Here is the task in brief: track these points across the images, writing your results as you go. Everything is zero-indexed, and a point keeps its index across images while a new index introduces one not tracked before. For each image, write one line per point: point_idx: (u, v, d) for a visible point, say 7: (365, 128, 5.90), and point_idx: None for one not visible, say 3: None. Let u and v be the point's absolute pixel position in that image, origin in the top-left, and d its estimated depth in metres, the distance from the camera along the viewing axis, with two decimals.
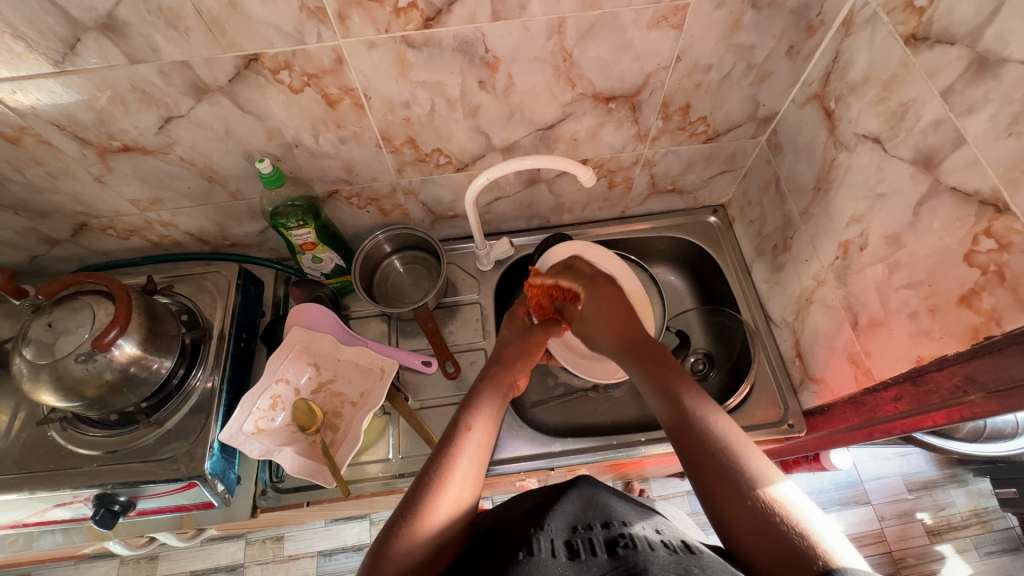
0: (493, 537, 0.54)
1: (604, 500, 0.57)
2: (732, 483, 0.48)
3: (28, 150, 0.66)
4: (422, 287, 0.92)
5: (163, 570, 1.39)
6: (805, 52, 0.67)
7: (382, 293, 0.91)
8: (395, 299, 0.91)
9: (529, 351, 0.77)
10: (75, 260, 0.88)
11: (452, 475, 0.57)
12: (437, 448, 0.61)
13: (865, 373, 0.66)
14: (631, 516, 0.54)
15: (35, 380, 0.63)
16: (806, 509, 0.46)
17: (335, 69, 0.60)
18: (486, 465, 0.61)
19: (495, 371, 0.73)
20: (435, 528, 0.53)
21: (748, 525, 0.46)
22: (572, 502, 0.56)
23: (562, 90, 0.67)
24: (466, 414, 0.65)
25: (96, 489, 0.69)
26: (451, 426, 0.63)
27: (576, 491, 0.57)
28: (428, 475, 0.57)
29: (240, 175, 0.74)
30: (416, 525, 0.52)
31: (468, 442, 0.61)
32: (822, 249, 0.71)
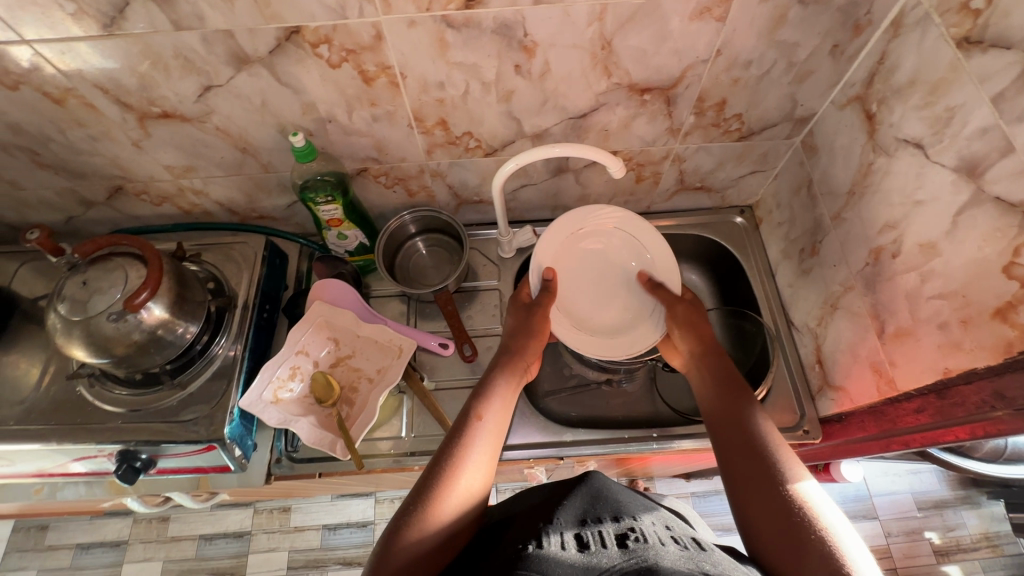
0: (502, 530, 0.55)
1: (613, 494, 0.57)
2: (770, 489, 0.51)
3: (71, 112, 0.67)
4: (443, 270, 0.92)
5: (174, 531, 1.43)
6: (849, 53, 0.65)
7: (403, 273, 0.92)
8: (415, 280, 0.91)
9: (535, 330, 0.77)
10: (109, 223, 0.91)
11: (465, 460, 0.58)
12: (448, 437, 0.62)
13: (888, 383, 0.65)
14: (640, 511, 0.55)
15: (68, 335, 0.65)
16: (832, 516, 0.48)
17: (374, 46, 0.60)
18: (497, 453, 0.62)
19: (503, 359, 0.73)
20: (447, 513, 0.54)
21: (776, 531, 0.48)
22: (581, 497, 0.56)
23: (597, 79, 0.67)
24: (476, 404, 0.66)
25: (120, 445, 0.71)
26: (465, 412, 0.65)
27: (585, 486, 0.58)
28: (442, 459, 0.59)
29: (273, 148, 0.75)
30: (428, 513, 0.53)
31: (479, 430, 0.62)
32: (852, 255, 0.70)
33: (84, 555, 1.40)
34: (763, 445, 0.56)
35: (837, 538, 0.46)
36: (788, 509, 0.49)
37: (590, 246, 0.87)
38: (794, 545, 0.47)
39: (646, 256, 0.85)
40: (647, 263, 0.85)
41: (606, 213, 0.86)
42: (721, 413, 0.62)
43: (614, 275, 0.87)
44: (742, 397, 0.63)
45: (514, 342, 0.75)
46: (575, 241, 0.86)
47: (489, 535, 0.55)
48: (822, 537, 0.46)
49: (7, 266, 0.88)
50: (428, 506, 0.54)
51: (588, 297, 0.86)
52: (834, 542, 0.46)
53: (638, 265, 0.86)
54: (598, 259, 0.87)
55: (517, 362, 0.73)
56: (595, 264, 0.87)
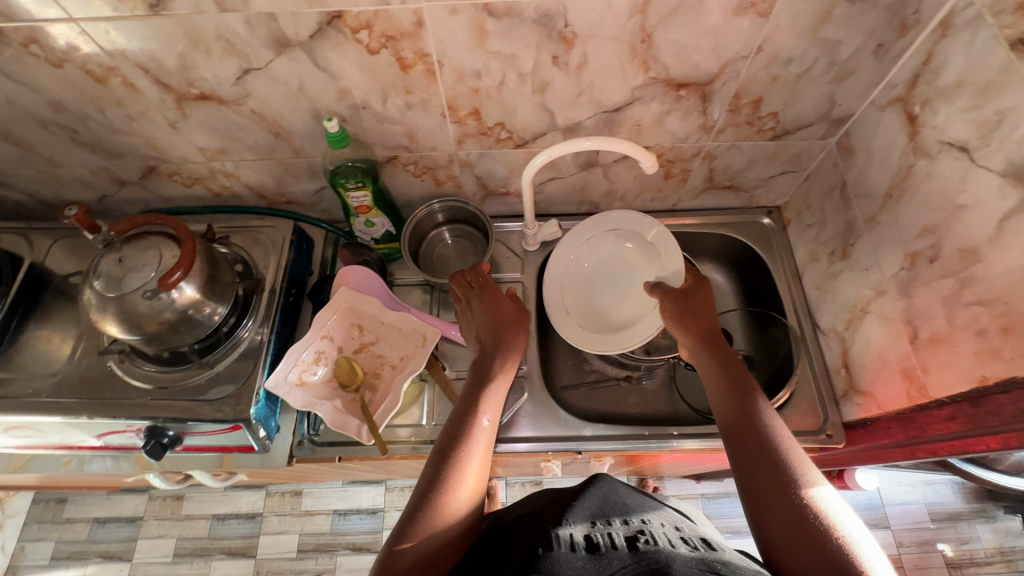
0: (514, 532, 0.56)
1: (622, 497, 0.57)
2: (783, 496, 0.51)
3: (112, 91, 0.68)
4: (467, 260, 0.92)
5: (188, 510, 1.45)
6: (893, 53, 0.64)
7: (426, 261, 0.92)
8: (438, 269, 0.91)
9: (517, 322, 0.76)
10: (140, 203, 0.92)
11: (467, 462, 0.59)
12: (447, 437, 0.62)
13: (919, 389, 0.64)
14: (649, 513, 0.55)
15: (103, 311, 0.66)
16: (850, 524, 0.48)
17: (414, 33, 0.60)
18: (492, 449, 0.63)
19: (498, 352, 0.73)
20: (453, 513, 0.56)
21: (790, 542, 0.48)
22: (590, 499, 0.56)
23: (635, 73, 0.66)
24: (474, 402, 0.66)
25: (149, 421, 0.72)
26: (466, 412, 0.65)
27: (594, 488, 0.58)
28: (444, 460, 0.60)
29: (306, 133, 0.75)
30: (435, 515, 0.55)
31: (480, 431, 0.63)
32: (886, 259, 0.69)
33: (100, 530, 1.43)
34: (768, 448, 0.55)
35: (854, 547, 0.47)
36: (803, 518, 0.49)
37: (611, 247, 0.87)
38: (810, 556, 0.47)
39: (657, 251, 0.81)
40: (655, 257, 0.81)
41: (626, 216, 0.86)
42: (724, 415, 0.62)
43: (630, 272, 0.85)
44: (746, 396, 0.61)
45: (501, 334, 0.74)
46: (595, 243, 0.88)
47: (502, 537, 0.56)
48: (838, 547, 0.46)
49: (41, 242, 0.89)
50: (436, 510, 0.55)
51: (606, 294, 0.86)
52: (852, 553, 0.46)
53: (650, 261, 0.82)
54: (614, 257, 0.87)
55: (507, 355, 0.73)
56: (609, 266, 0.87)
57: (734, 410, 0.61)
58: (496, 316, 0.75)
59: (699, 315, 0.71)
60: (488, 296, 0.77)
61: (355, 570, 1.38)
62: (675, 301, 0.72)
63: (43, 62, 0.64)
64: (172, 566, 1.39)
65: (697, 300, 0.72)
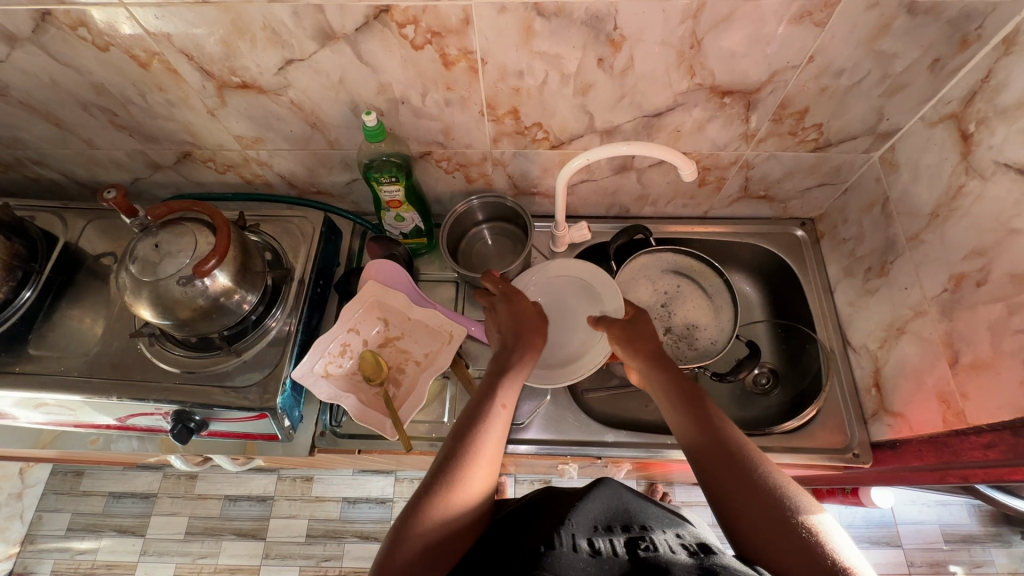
0: (516, 533, 0.55)
1: (628, 503, 0.56)
2: (755, 496, 0.51)
3: (154, 76, 0.68)
4: (506, 259, 0.91)
5: (200, 490, 1.47)
6: (949, 68, 0.62)
7: (466, 258, 0.92)
8: (478, 266, 0.91)
9: (535, 327, 0.73)
10: (172, 187, 0.93)
11: (479, 453, 0.58)
12: (456, 434, 0.60)
13: (956, 415, 0.63)
14: (652, 521, 0.54)
15: (137, 294, 0.67)
16: (837, 534, 0.48)
17: (460, 30, 0.60)
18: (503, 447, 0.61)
19: (516, 349, 0.70)
20: (462, 503, 0.55)
21: (772, 542, 0.48)
22: (595, 502, 0.55)
23: (680, 78, 0.65)
24: (491, 397, 0.64)
25: (176, 405, 0.73)
26: (482, 401, 0.64)
27: (599, 490, 0.56)
28: (453, 454, 0.58)
29: (342, 125, 0.75)
30: (445, 504, 0.54)
31: (492, 428, 0.61)
32: (927, 279, 0.67)
33: (115, 504, 1.46)
34: (739, 454, 0.55)
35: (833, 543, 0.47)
36: (776, 515, 0.49)
37: (552, 289, 0.85)
38: (802, 556, 0.46)
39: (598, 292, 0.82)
40: (596, 297, 0.82)
41: (560, 264, 0.86)
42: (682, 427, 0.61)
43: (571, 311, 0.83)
44: (706, 407, 0.61)
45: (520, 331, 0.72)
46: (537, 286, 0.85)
47: (502, 540, 0.56)
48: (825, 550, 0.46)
49: (75, 222, 0.90)
50: (447, 499, 0.54)
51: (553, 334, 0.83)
52: (833, 550, 0.47)
53: (588, 301, 0.83)
54: (558, 297, 0.85)
55: (525, 350, 0.70)
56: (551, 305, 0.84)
57: (689, 419, 0.61)
58: (520, 318, 0.74)
59: (645, 338, 0.71)
60: (515, 301, 0.76)
61: (363, 558, 1.39)
62: (621, 329, 0.73)
63: (90, 45, 0.64)
64: (184, 543, 1.41)
65: (639, 328, 0.73)
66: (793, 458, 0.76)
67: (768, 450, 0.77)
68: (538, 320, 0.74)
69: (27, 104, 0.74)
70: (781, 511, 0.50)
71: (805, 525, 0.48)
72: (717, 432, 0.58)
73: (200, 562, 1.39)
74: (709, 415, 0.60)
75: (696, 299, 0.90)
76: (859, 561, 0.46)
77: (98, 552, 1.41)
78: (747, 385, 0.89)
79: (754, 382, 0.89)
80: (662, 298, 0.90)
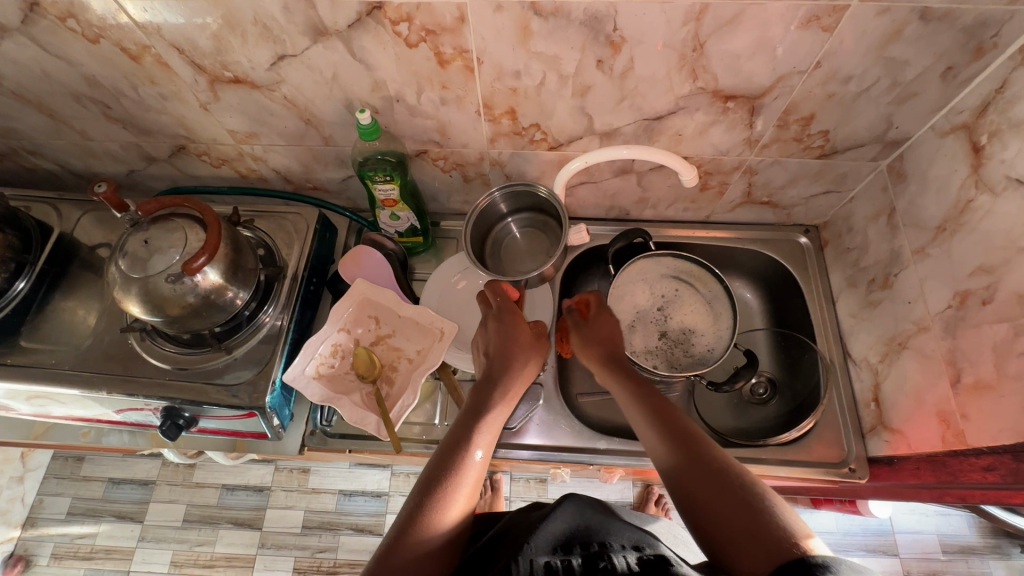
0: (487, 561, 0.54)
1: (594, 519, 0.53)
2: (719, 488, 0.51)
3: (146, 69, 0.67)
4: (538, 256, 0.86)
5: (198, 478, 1.48)
6: (963, 77, 0.60)
7: (491, 249, 0.88)
8: (505, 263, 0.87)
9: (530, 351, 0.72)
10: (168, 179, 0.92)
11: (460, 484, 0.55)
12: (434, 466, 0.57)
13: (956, 435, 0.61)
14: (617, 533, 0.51)
15: (126, 290, 0.66)
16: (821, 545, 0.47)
17: (455, 29, 0.58)
18: (480, 485, 0.58)
19: (501, 377, 0.68)
20: (439, 538, 0.52)
21: (739, 525, 0.47)
22: (558, 521, 0.52)
23: (682, 82, 0.63)
24: (467, 428, 0.61)
25: (166, 401, 0.73)
26: (455, 433, 0.61)
27: (562, 509, 0.54)
28: (426, 490, 0.54)
29: (337, 122, 0.74)
30: (414, 547, 0.50)
31: (472, 465, 0.57)
32: (932, 294, 0.65)
33: (115, 490, 1.47)
34: (700, 447, 0.56)
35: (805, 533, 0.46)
36: (742, 499, 0.49)
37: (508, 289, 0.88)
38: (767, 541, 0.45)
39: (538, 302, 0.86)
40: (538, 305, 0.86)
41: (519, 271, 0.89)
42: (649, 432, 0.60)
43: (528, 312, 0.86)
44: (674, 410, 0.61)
45: (508, 352, 0.70)
46: None
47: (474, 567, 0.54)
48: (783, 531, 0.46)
49: (70, 213, 0.90)
50: (416, 533, 0.51)
51: None
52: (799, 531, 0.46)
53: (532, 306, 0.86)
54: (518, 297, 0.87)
55: (509, 379, 0.68)
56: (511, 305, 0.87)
57: (654, 425, 0.60)
58: (508, 342, 0.71)
59: (602, 337, 0.73)
60: (507, 319, 0.73)
61: (357, 551, 1.39)
62: (579, 330, 0.76)
63: (80, 37, 0.63)
64: (181, 531, 1.43)
65: (597, 326, 0.75)
66: (787, 471, 0.75)
67: (763, 462, 0.76)
68: (533, 349, 0.72)
69: (20, 94, 0.73)
70: (746, 500, 0.49)
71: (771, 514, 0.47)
72: (684, 433, 0.58)
73: (197, 550, 1.40)
74: (672, 418, 0.60)
75: (695, 305, 0.88)
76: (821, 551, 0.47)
77: (97, 536, 1.43)
78: (744, 394, 0.88)
79: (750, 392, 0.88)
80: (659, 302, 0.89)
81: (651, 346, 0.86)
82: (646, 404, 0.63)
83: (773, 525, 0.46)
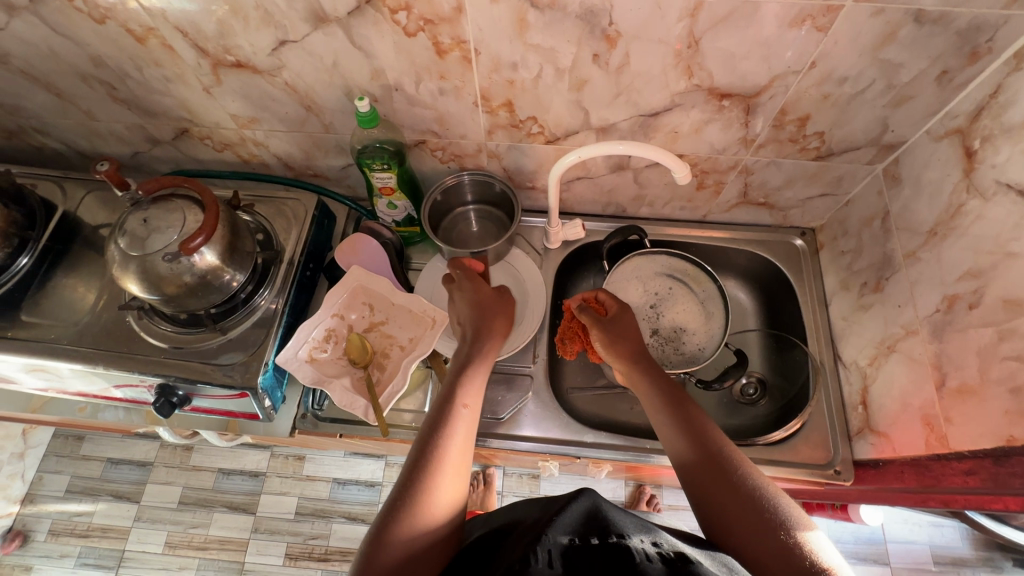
0: (489, 555, 0.52)
1: (609, 513, 0.51)
2: (739, 498, 0.52)
3: (150, 51, 0.68)
4: (487, 240, 0.90)
5: (195, 461, 1.50)
6: (957, 81, 0.60)
7: (444, 238, 0.90)
8: (455, 244, 0.89)
9: (499, 313, 0.74)
10: (172, 162, 0.93)
11: (442, 466, 0.56)
12: (428, 427, 0.60)
13: (939, 439, 0.62)
14: (633, 529, 0.49)
15: (124, 268, 0.67)
16: (829, 551, 0.48)
17: (453, 18, 0.59)
18: (473, 441, 0.61)
19: (478, 343, 0.70)
20: (435, 515, 0.54)
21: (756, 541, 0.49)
22: (573, 515, 0.50)
23: (677, 78, 0.64)
24: (452, 391, 0.64)
25: (160, 379, 0.74)
26: (445, 402, 0.63)
27: (579, 503, 0.51)
28: (423, 461, 0.56)
29: (336, 109, 0.75)
30: (412, 524, 0.52)
31: (460, 418, 0.61)
32: (921, 298, 0.65)
33: (113, 470, 1.49)
34: (719, 449, 0.56)
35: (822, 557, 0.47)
36: (761, 514, 0.50)
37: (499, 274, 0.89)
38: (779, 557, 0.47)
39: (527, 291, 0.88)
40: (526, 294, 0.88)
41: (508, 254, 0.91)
42: (667, 430, 0.61)
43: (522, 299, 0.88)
44: (690, 410, 0.61)
45: (484, 318, 0.72)
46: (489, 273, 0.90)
47: (483, 553, 0.53)
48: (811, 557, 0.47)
49: (74, 191, 0.92)
50: (417, 514, 0.53)
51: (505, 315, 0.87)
52: (810, 549, 0.48)
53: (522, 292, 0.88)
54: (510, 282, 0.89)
55: (489, 339, 0.71)
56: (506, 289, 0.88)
57: (676, 429, 0.60)
58: (489, 311, 0.73)
59: (627, 337, 0.70)
60: (472, 289, 0.75)
61: (349, 539, 1.41)
62: (604, 328, 0.71)
63: (86, 17, 0.64)
64: (177, 512, 1.44)
65: (622, 326, 0.71)
66: (773, 470, 0.75)
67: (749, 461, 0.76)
68: (501, 305, 0.75)
69: (28, 73, 0.75)
70: (770, 519, 0.50)
71: (787, 530, 0.49)
72: (708, 438, 0.57)
73: (191, 532, 1.42)
74: (699, 424, 0.59)
75: (687, 303, 0.89)
76: (835, 560, 0.48)
77: (94, 515, 1.45)
78: (734, 394, 0.87)
79: (740, 392, 0.87)
80: (652, 299, 0.89)
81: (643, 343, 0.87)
82: (664, 404, 0.63)
83: (792, 546, 0.48)
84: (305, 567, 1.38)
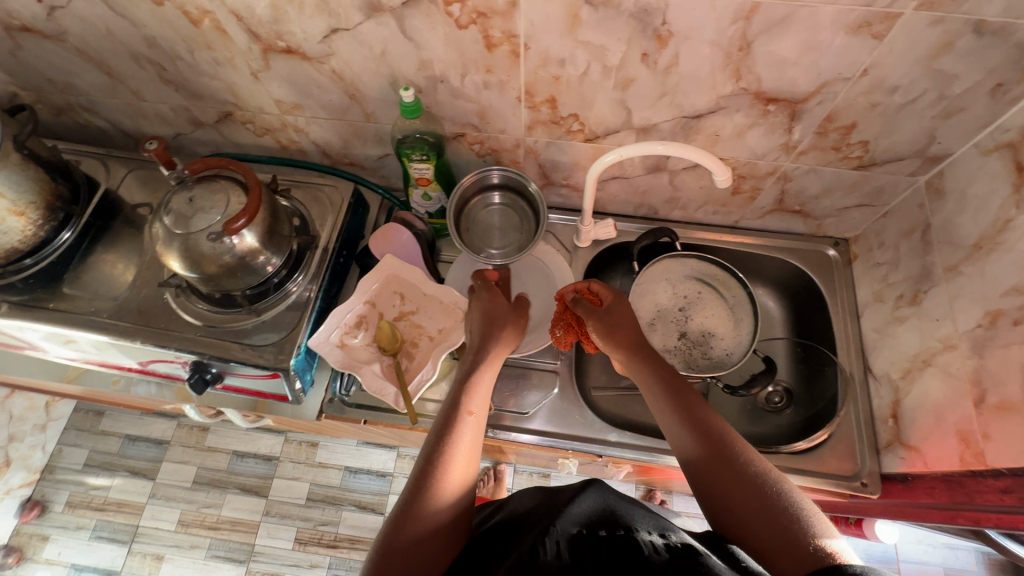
0: (501, 542, 0.53)
1: (617, 508, 0.52)
2: (744, 486, 0.51)
3: (204, 34, 0.70)
4: (505, 235, 0.88)
5: (211, 442, 1.52)
6: (1012, 95, 0.59)
7: (464, 227, 0.88)
8: (474, 233, 0.87)
9: (508, 321, 0.74)
10: (212, 145, 0.95)
11: (451, 460, 0.56)
12: (436, 428, 0.60)
13: (975, 455, 0.61)
14: (640, 522, 0.50)
15: (168, 245, 0.69)
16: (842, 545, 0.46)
17: (506, 12, 0.59)
18: (480, 440, 0.60)
19: (485, 345, 0.70)
20: (445, 504, 0.53)
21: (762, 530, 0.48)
22: (582, 507, 0.51)
23: (725, 81, 0.64)
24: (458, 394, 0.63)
25: (195, 356, 0.75)
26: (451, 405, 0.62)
27: (587, 495, 0.52)
28: (432, 454, 0.57)
29: (380, 99, 0.75)
30: (421, 513, 0.52)
31: (467, 424, 0.60)
32: (961, 312, 0.65)
33: (130, 446, 1.52)
34: (723, 442, 0.55)
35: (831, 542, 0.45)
36: (767, 502, 0.49)
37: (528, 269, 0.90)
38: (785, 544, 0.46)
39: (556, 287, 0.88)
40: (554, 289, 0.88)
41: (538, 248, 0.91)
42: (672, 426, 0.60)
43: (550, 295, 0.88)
44: (690, 399, 0.61)
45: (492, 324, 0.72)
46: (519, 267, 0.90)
47: (494, 544, 0.53)
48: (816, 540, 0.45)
49: (117, 170, 0.94)
50: (427, 501, 0.53)
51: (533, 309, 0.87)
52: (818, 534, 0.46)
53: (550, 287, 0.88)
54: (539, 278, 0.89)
55: (500, 345, 0.71)
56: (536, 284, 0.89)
57: (678, 420, 0.60)
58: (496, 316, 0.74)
59: (624, 327, 0.71)
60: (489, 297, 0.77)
61: (358, 527, 1.42)
62: (599, 319, 0.73)
63: None
64: (191, 491, 1.46)
65: (617, 316, 0.73)
66: (799, 479, 0.75)
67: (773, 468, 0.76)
68: (512, 314, 0.76)
69: (83, 51, 0.76)
70: (774, 505, 0.49)
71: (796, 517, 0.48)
72: (710, 430, 0.57)
73: (204, 511, 1.44)
74: (701, 415, 0.59)
75: (716, 308, 0.88)
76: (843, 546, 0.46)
77: (110, 489, 1.47)
78: (759, 401, 0.88)
79: (766, 400, 0.87)
80: (681, 302, 0.89)
81: (669, 346, 0.86)
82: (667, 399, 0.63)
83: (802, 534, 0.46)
84: (313, 552, 1.39)
